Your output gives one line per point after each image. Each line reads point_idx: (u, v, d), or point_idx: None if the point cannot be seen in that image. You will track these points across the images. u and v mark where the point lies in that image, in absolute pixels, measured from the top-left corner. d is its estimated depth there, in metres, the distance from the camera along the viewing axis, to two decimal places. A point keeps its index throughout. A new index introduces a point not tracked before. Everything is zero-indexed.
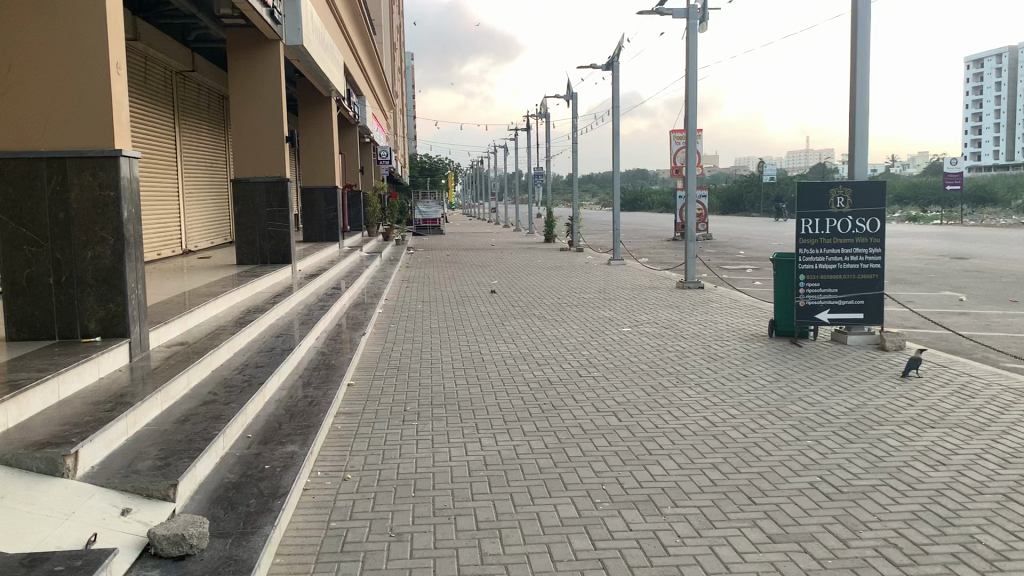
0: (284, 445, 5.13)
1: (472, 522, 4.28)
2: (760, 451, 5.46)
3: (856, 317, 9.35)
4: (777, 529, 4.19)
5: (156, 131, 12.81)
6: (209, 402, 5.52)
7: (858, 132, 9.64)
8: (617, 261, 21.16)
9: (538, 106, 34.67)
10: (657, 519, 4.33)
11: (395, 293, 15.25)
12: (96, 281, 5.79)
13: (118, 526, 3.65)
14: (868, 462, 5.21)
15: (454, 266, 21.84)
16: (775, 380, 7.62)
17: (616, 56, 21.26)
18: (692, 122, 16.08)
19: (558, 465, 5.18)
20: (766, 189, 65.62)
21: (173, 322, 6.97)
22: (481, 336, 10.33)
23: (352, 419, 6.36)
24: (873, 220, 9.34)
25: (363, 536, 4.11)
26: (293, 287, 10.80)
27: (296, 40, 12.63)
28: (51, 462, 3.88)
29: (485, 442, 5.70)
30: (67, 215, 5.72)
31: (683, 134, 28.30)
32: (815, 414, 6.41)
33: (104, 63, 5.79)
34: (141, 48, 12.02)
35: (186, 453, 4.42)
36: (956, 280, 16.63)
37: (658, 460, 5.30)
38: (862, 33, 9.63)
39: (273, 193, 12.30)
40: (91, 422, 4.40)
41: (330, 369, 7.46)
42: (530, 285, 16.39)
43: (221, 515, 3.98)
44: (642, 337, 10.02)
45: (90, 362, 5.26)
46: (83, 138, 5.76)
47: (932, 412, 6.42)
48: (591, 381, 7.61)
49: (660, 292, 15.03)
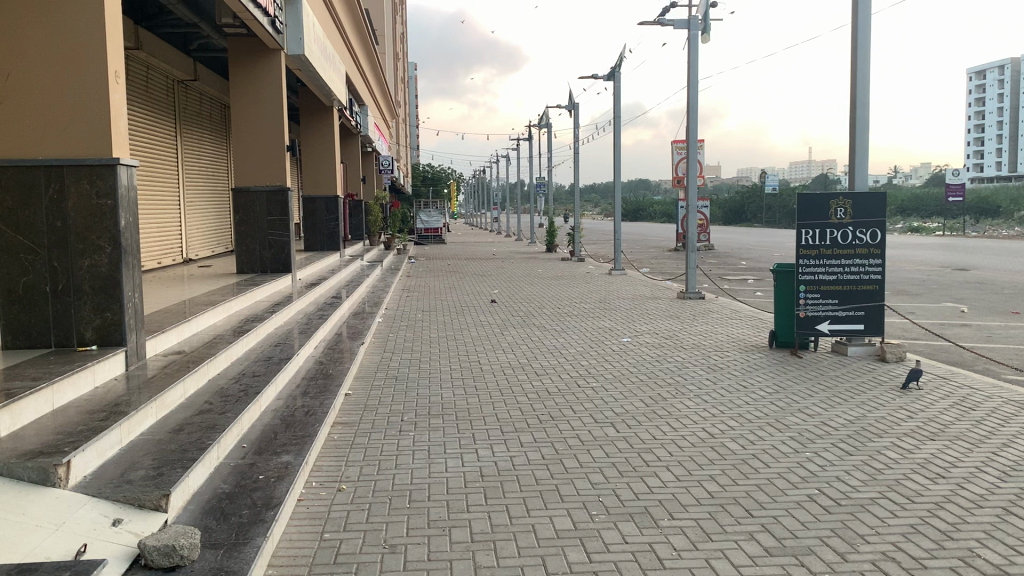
0: (279, 455, 5.10)
1: (467, 534, 4.25)
2: (758, 463, 5.42)
3: (856, 328, 9.32)
4: (774, 542, 4.15)
5: (158, 140, 12.82)
6: (204, 412, 5.49)
7: (859, 143, 9.63)
8: (618, 271, 21.13)
9: (541, 117, 34.74)
10: (653, 532, 4.29)
11: (395, 302, 15.25)
12: (92, 290, 5.78)
13: (108, 536, 3.63)
14: (866, 475, 5.17)
15: (456, 275, 21.82)
16: (775, 391, 7.60)
17: (618, 66, 21.28)
18: (693, 133, 16.11)
19: (555, 477, 5.14)
20: (768, 200, 65.60)
21: (170, 330, 6.95)
22: (481, 346, 10.30)
23: (348, 429, 6.33)
24: (873, 231, 9.31)
25: (357, 547, 4.08)
26: (293, 296, 10.79)
27: (297, 50, 12.66)
28: (42, 471, 3.85)
29: (482, 452, 5.67)
30: (64, 224, 5.70)
31: (684, 144, 28.28)
32: (814, 426, 6.37)
33: (103, 72, 5.79)
34: (143, 57, 12.05)
35: (180, 462, 4.39)
36: (958, 292, 16.58)
37: (655, 471, 5.27)
38: (862, 44, 9.63)
39: (274, 202, 12.30)
40: (84, 432, 4.37)
41: (328, 379, 7.43)
42: (531, 295, 16.36)
43: (213, 526, 3.95)
44: (642, 347, 9.99)
45: (85, 372, 5.24)
46: (81, 146, 5.74)
47: (932, 424, 6.39)
48: (590, 392, 7.58)
49: (661, 302, 15.02)
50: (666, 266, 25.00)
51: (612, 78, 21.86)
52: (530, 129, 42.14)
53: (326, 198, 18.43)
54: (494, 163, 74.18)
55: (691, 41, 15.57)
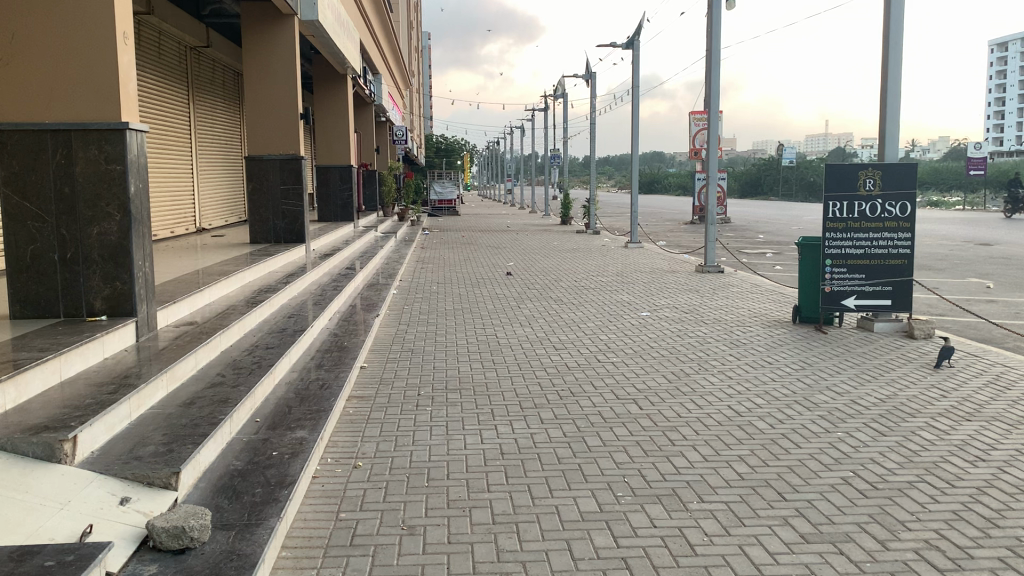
0: (294, 430, 4.94)
1: (487, 516, 4.08)
2: (789, 443, 5.23)
3: (883, 303, 9.07)
4: (810, 528, 3.96)
5: (169, 105, 12.61)
6: (217, 385, 5.34)
7: (889, 112, 9.30)
8: (634, 244, 20.86)
9: (556, 88, 34.29)
10: (682, 516, 4.11)
11: (409, 274, 15.09)
12: (102, 259, 5.61)
13: (115, 515, 3.48)
14: (902, 456, 4.97)
15: (471, 247, 21.59)
16: (801, 367, 7.40)
17: (637, 33, 20.81)
18: (714, 103, 15.73)
19: (577, 456, 4.97)
20: (785, 173, 64.76)
21: (182, 300, 6.79)
22: (497, 319, 10.11)
23: (364, 403, 6.17)
24: (904, 204, 9.00)
25: (374, 528, 3.92)
26: (307, 267, 10.61)
27: (313, 15, 12.49)
28: (48, 447, 3.70)
29: (502, 429, 5.51)
30: (72, 190, 5.52)
31: (704, 115, 27.77)
32: (844, 404, 6.16)
33: (110, 32, 5.58)
34: (155, 23, 11.84)
35: (190, 439, 4.22)
36: (982, 267, 16.26)
37: (682, 451, 5.07)
38: (896, 10, 9.28)
39: (288, 171, 12.06)
40: (92, 405, 4.21)
41: (343, 352, 7.27)
42: (547, 268, 16.13)
43: (225, 505, 3.79)
44: (662, 322, 9.77)
45: (94, 342, 5.09)
46: (91, 111, 5.55)
47: (967, 404, 6.15)
48: (610, 367, 7.40)
49: (680, 275, 14.78)
50: (682, 239, 24.70)
51: (630, 47, 21.42)
52: (544, 100, 41.69)
53: (340, 168, 18.26)
54: (508, 134, 73.53)
55: (713, 6, 15.11)
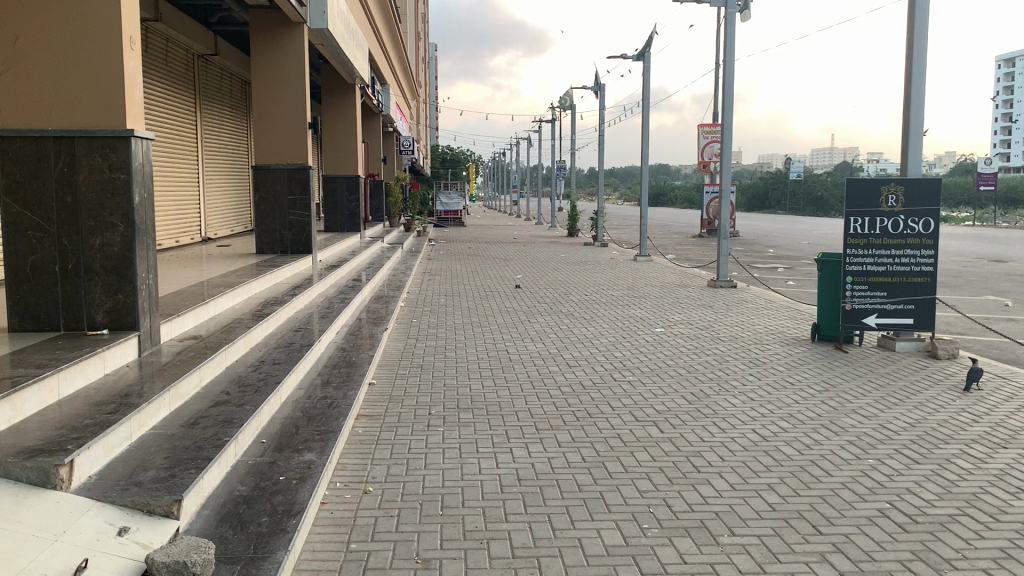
0: (302, 453, 4.72)
1: (506, 549, 3.85)
2: (820, 470, 5.00)
3: (905, 322, 8.82)
4: (850, 565, 3.73)
5: (176, 113, 12.47)
6: (222, 403, 5.12)
7: (912, 129, 9.09)
8: (644, 257, 20.59)
9: (564, 100, 34.09)
10: (713, 550, 3.88)
11: (417, 286, 14.86)
12: (104, 271, 5.41)
13: (112, 548, 3.26)
14: (939, 487, 4.72)
15: (479, 259, 21.34)
16: (825, 388, 7.16)
17: (648, 45, 20.63)
18: (728, 117, 15.50)
19: (599, 483, 4.74)
20: (792, 187, 64.39)
21: (186, 313, 6.58)
22: (507, 334, 9.88)
23: (373, 423, 5.94)
24: (926, 220, 8.78)
25: (387, 562, 3.69)
26: (314, 279, 10.40)
27: (320, 23, 12.05)
28: (43, 472, 3.49)
29: (518, 452, 5.28)
30: (74, 199, 5.33)
31: (713, 128, 27.50)
32: (872, 429, 5.92)
33: (116, 33, 5.38)
34: (163, 29, 11.71)
35: (193, 463, 4.00)
36: (998, 284, 16.01)
37: (708, 478, 4.84)
38: (919, 23, 9.08)
39: (295, 180, 11.84)
40: (91, 426, 4.00)
41: (351, 368, 7.05)
42: (556, 281, 15.91)
43: (230, 536, 3.57)
44: (678, 339, 9.51)
45: (95, 357, 4.88)
46: (96, 116, 5.35)
47: (1001, 430, 5.91)
48: (628, 387, 7.15)
49: (692, 290, 14.52)
50: (691, 252, 24.39)
51: (642, 59, 21.25)
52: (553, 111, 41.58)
53: (347, 178, 18.09)
54: (514, 147, 73.39)
55: (729, 18, 14.88)
